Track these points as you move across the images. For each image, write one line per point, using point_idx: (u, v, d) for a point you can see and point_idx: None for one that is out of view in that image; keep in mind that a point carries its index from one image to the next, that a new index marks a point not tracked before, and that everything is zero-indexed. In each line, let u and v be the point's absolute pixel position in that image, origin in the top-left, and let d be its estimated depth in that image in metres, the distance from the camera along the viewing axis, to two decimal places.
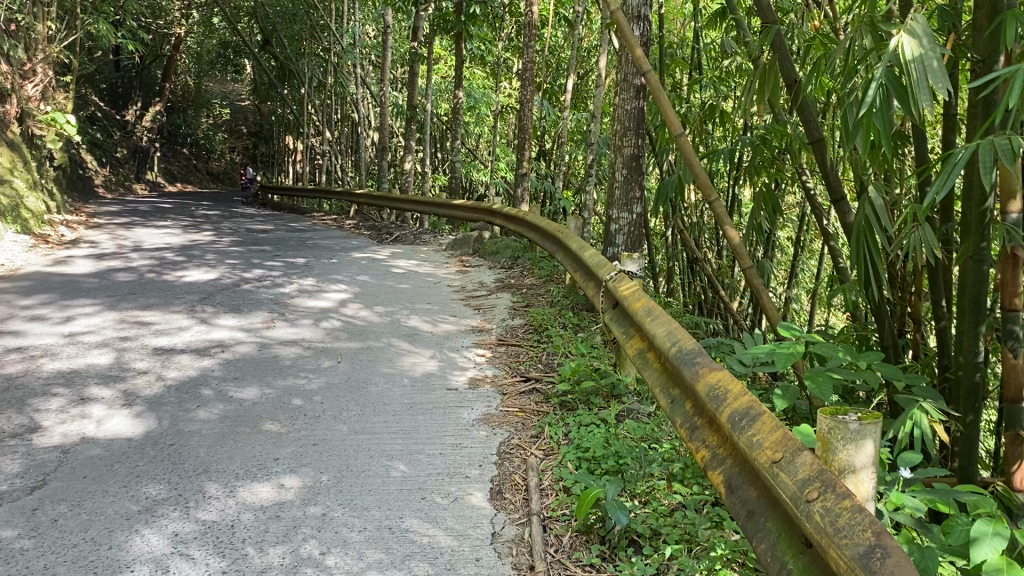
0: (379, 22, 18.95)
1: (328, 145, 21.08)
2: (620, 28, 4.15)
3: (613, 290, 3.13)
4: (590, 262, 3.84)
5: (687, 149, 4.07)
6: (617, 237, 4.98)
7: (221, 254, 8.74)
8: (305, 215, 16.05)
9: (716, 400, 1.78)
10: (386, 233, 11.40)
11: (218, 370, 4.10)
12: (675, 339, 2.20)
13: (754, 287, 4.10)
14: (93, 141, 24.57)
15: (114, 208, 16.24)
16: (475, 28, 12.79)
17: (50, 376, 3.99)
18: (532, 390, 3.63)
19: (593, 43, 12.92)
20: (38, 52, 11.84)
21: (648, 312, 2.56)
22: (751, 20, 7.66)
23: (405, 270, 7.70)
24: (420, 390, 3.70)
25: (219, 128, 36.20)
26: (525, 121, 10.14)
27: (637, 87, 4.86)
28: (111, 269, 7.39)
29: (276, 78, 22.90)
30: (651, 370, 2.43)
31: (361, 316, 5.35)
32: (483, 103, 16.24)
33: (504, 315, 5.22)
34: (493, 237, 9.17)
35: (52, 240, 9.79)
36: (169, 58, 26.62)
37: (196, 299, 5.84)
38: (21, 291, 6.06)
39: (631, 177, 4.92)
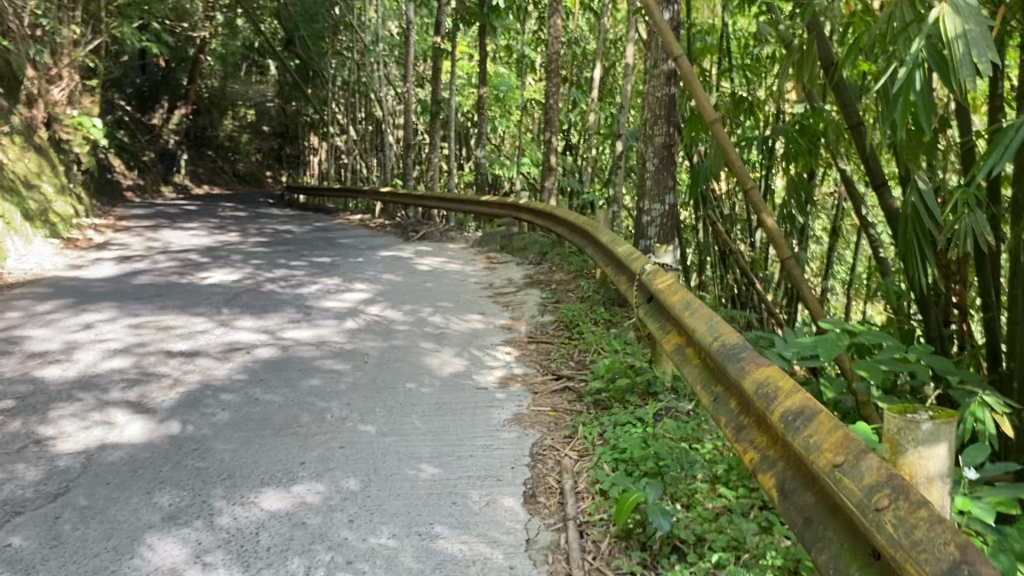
0: (402, 20, 18.89)
1: (353, 144, 21.09)
2: (651, 13, 4.00)
3: (647, 284, 2.99)
4: (622, 254, 3.70)
5: (722, 137, 3.92)
6: (649, 229, 4.84)
7: (248, 255, 8.74)
8: (331, 215, 16.05)
9: (765, 397, 1.65)
10: (412, 230, 11.35)
11: (241, 373, 4.04)
12: (717, 332, 2.07)
13: (794, 281, 3.95)
14: (121, 145, 24.82)
15: (142, 211, 16.37)
16: (498, 22, 12.68)
17: (73, 382, 3.96)
18: (564, 388, 3.52)
19: (619, 34, 12.75)
20: (65, 57, 11.92)
21: (686, 305, 2.43)
22: (781, 6, 7.46)
23: (431, 268, 7.62)
24: (450, 391, 3.60)
25: (246, 130, 36.46)
26: (551, 115, 10.01)
27: (667, 74, 4.72)
28: (136, 272, 7.39)
29: (301, 79, 22.95)
30: (690, 366, 2.31)
31: (386, 315, 5.26)
32: (508, 98, 16.12)
33: (533, 312, 5.10)
34: (521, 232, 9.07)
35: (81, 244, 9.86)
36: (194, 61, 26.81)
37: (221, 301, 5.81)
38: (46, 298, 6.06)
39: (663, 166, 4.77)
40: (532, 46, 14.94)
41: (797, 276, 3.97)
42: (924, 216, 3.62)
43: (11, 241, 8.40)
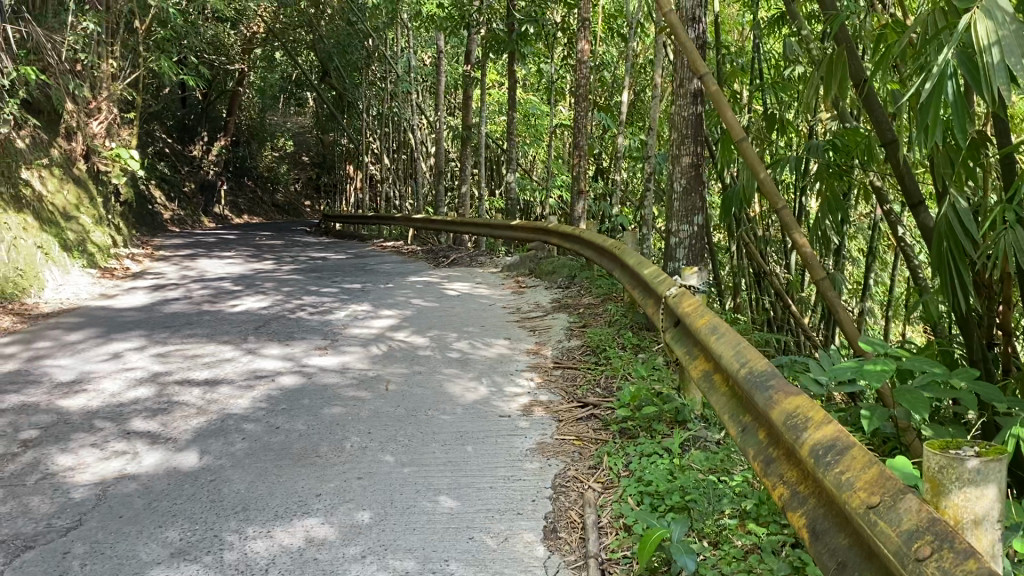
0: (434, 49, 19.04)
1: (387, 172, 21.24)
2: (674, 30, 3.88)
3: (673, 307, 2.88)
4: (649, 277, 3.58)
5: (752, 157, 3.79)
6: (677, 251, 4.72)
7: (279, 282, 8.76)
8: (365, 242, 16.12)
9: (794, 430, 1.52)
10: (442, 256, 11.32)
11: (263, 402, 3.98)
12: (744, 359, 1.95)
13: (830, 304, 3.79)
14: (161, 176, 25.29)
15: (180, 241, 16.60)
16: (527, 48, 12.68)
17: (96, 411, 3.94)
18: (590, 416, 3.40)
19: (648, 58, 12.67)
20: (103, 90, 12.16)
21: (713, 329, 2.30)
22: (812, 23, 7.33)
23: (459, 293, 7.54)
24: (472, 419, 3.50)
25: (284, 160, 37.02)
26: (580, 138, 9.93)
27: (694, 93, 4.59)
28: (168, 301, 7.43)
29: (335, 109, 23.22)
30: (718, 394, 2.18)
31: (411, 341, 5.18)
32: (539, 122, 16.13)
33: (559, 336, 4.99)
34: (551, 256, 8.97)
35: (117, 274, 9.98)
36: (232, 93, 27.33)
37: (248, 329, 5.79)
38: (78, 328, 6.11)
39: (691, 187, 4.66)
40: (563, 70, 14.95)
41: (833, 298, 3.82)
42: (961, 232, 3.46)
43: (48, 272, 8.52)
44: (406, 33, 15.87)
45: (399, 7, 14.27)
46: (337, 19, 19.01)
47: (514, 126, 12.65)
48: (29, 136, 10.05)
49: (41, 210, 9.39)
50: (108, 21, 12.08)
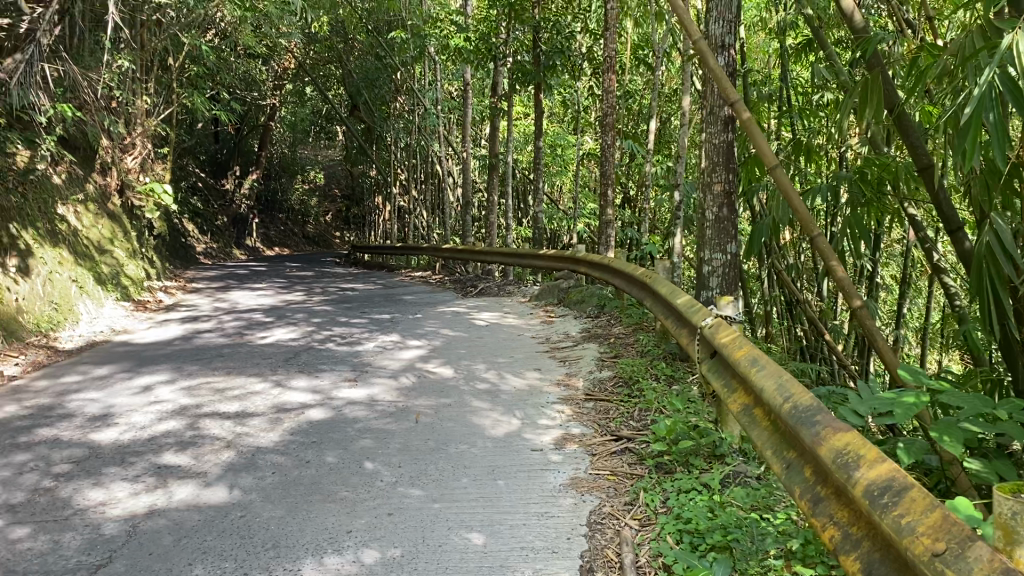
0: (460, 82, 19.21)
1: (415, 203, 21.38)
2: (704, 58, 3.84)
3: (710, 339, 2.81)
4: (683, 307, 3.51)
5: (786, 184, 3.72)
6: (711, 280, 4.65)
7: (309, 313, 8.80)
8: (393, 273, 16.19)
9: (846, 468, 1.45)
10: (471, 286, 11.30)
11: (293, 435, 3.95)
12: (788, 393, 1.88)
13: (869, 333, 3.70)
14: (194, 210, 25.67)
15: (212, 273, 16.79)
16: (554, 78, 12.72)
17: (127, 445, 3.94)
18: (624, 449, 3.33)
19: (675, 86, 12.65)
20: (137, 126, 12.48)
21: (753, 361, 2.24)
22: (841, 51, 7.27)
23: (489, 323, 7.51)
24: (503, 453, 3.44)
25: (313, 192, 37.50)
26: (608, 167, 9.91)
27: (725, 120, 4.55)
28: (199, 333, 7.48)
29: (364, 142, 23.45)
30: (759, 429, 2.11)
31: (440, 373, 5.14)
32: (566, 151, 16.17)
33: (590, 367, 4.92)
34: (580, 285, 8.92)
35: (150, 306, 10.09)
36: (263, 128, 27.77)
37: (278, 361, 5.79)
38: (111, 363, 6.16)
39: (723, 215, 4.60)
40: (590, 100, 14.98)
41: (873, 328, 3.72)
42: (1002, 255, 3.36)
43: (83, 305, 8.63)
44: (434, 66, 16.03)
45: (426, 41, 14.44)
46: (365, 53, 19.28)
47: (541, 156, 12.67)
48: (66, 172, 10.23)
49: (76, 245, 9.53)
50: (143, 59, 12.33)
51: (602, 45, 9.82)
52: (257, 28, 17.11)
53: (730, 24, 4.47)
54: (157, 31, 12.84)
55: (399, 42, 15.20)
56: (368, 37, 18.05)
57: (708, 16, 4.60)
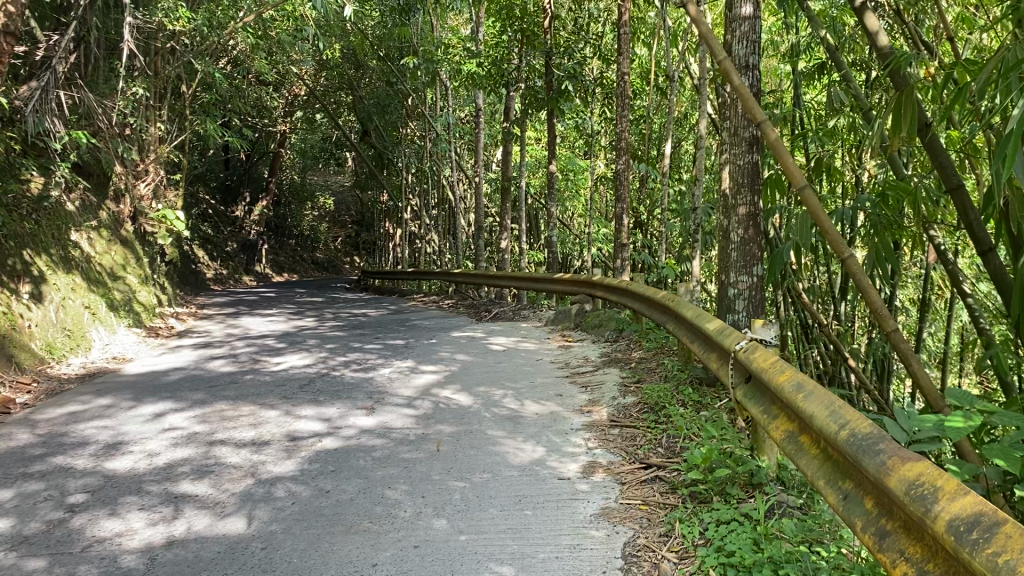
0: (471, 108, 19.25)
1: (426, 228, 21.36)
2: (729, 77, 3.77)
3: (747, 363, 2.71)
4: (713, 332, 3.42)
5: (816, 206, 3.64)
6: (737, 303, 4.57)
7: (322, 339, 8.73)
8: (405, 298, 16.14)
9: (922, 501, 1.35)
10: (484, 311, 11.22)
11: (312, 463, 3.87)
12: (843, 420, 1.78)
13: (904, 357, 3.60)
14: (205, 237, 25.75)
15: (223, 299, 16.78)
16: (566, 103, 12.70)
17: (143, 475, 3.86)
18: (655, 478, 3.23)
19: (689, 109, 12.61)
20: (150, 152, 12.50)
21: (797, 387, 2.14)
22: (861, 73, 7.20)
23: (504, 348, 7.42)
24: (529, 481, 3.34)
25: (323, 219, 37.64)
26: (622, 190, 9.84)
27: (750, 140, 4.47)
28: (212, 360, 7.42)
29: (375, 168, 23.51)
30: (808, 458, 2.01)
31: (458, 399, 5.05)
32: (578, 176, 16.15)
33: (613, 393, 4.81)
34: (595, 309, 8.83)
35: (162, 333, 10.05)
36: (274, 155, 27.91)
37: (293, 389, 5.72)
38: (124, 391, 6.09)
39: (748, 237, 4.52)
40: (602, 125, 14.96)
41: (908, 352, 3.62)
42: None
43: (96, 331, 8.58)
44: (445, 92, 16.06)
45: (438, 67, 14.50)
46: (376, 80, 19.38)
47: (554, 181, 12.59)
48: (80, 199, 10.24)
49: (89, 271, 9.51)
50: (156, 86, 12.39)
51: (616, 70, 9.81)
52: (270, 55, 17.23)
53: (754, 44, 4.42)
54: (171, 59, 12.91)
55: (411, 68, 15.26)
56: (379, 63, 18.15)
57: (731, 36, 4.56)
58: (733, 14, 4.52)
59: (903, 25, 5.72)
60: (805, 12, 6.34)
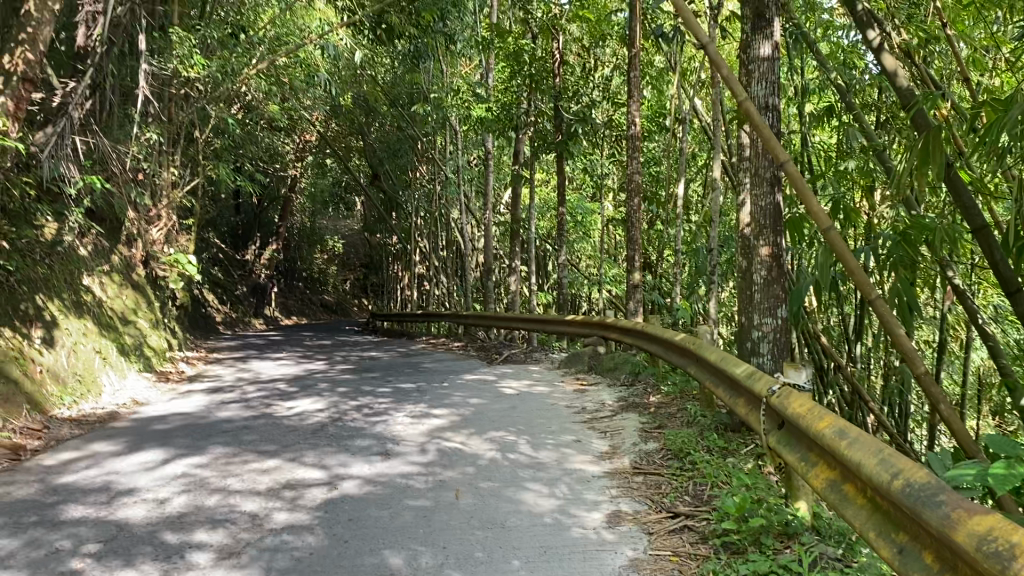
0: (481, 151, 19.36)
1: (435, 270, 21.37)
2: (751, 117, 3.75)
3: (780, 407, 2.64)
4: (741, 376, 3.34)
5: (842, 247, 3.58)
6: (761, 346, 4.49)
7: (333, 383, 8.66)
8: (414, 340, 16.08)
9: (997, 557, 1.27)
10: (496, 353, 11.14)
11: (329, 511, 3.79)
12: (895, 468, 1.70)
13: (935, 400, 3.54)
14: (214, 281, 25.84)
15: (232, 343, 16.74)
16: (576, 146, 12.73)
17: (157, 524, 3.79)
18: (684, 527, 3.14)
19: (699, 151, 12.63)
20: (163, 197, 12.59)
21: (839, 433, 2.07)
22: (874, 113, 7.19)
23: (518, 391, 7.34)
24: (554, 530, 3.25)
25: (332, 262, 37.77)
26: (634, 231, 9.81)
27: (771, 181, 4.44)
28: (223, 404, 7.36)
29: (384, 211, 23.61)
30: (854, 508, 1.93)
31: (475, 444, 4.98)
32: (587, 218, 16.18)
33: (633, 438, 4.72)
34: (609, 351, 8.74)
35: (172, 377, 10.00)
36: (284, 199, 28.10)
37: (307, 435, 5.65)
38: (135, 438, 6.03)
39: (772, 279, 4.46)
40: (611, 167, 15.01)
41: (937, 395, 3.56)
42: None
43: (107, 376, 8.54)
44: (456, 135, 16.18)
45: (448, 112, 14.63)
46: (387, 125, 19.57)
47: (564, 224, 12.60)
48: (93, 243, 10.26)
49: (101, 316, 9.49)
50: (170, 131, 12.51)
51: (627, 114, 9.84)
52: (282, 101, 17.43)
53: (773, 86, 4.44)
54: (185, 105, 13.04)
55: (421, 113, 15.41)
56: (390, 109, 18.35)
57: (749, 78, 4.58)
58: (751, 56, 4.54)
59: (916, 67, 5.72)
60: (817, 55, 6.36)
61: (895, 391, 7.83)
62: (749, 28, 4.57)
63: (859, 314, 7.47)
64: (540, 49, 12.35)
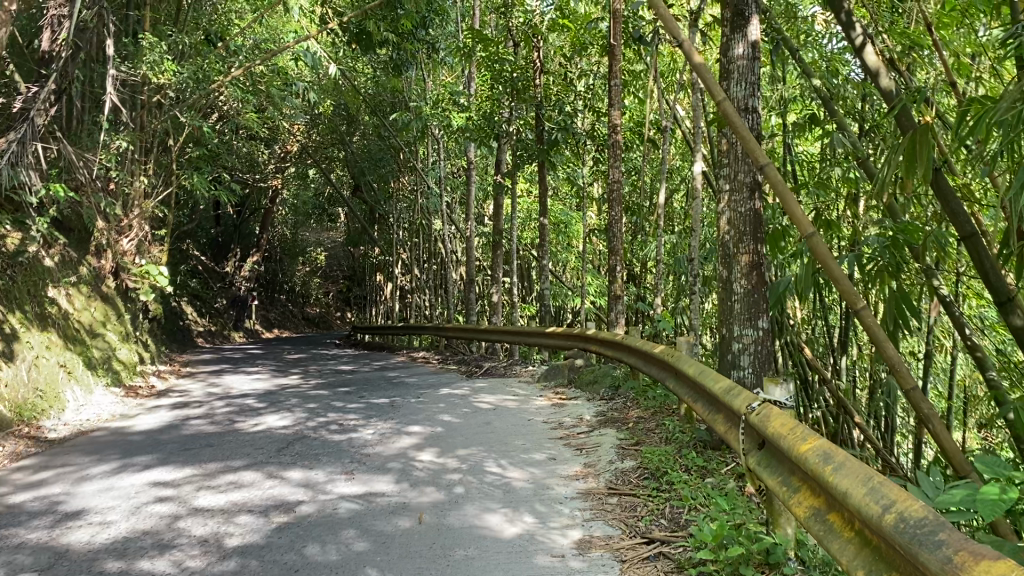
0: (462, 161, 19.18)
1: (417, 282, 21.11)
2: (728, 116, 3.55)
3: (760, 426, 2.42)
4: (720, 391, 3.13)
5: (824, 253, 3.37)
6: (742, 359, 4.31)
7: (305, 397, 8.41)
8: (395, 353, 15.83)
9: None
10: (475, 366, 10.90)
11: (284, 535, 3.55)
12: (886, 501, 1.49)
13: (924, 415, 3.36)
14: (192, 293, 25.47)
15: (209, 356, 16.39)
16: (558, 156, 12.54)
17: (99, 550, 3.54)
18: (659, 554, 2.93)
19: (683, 162, 12.50)
20: (135, 207, 12.28)
21: (823, 456, 1.86)
22: (857, 119, 7.04)
23: (495, 406, 7.11)
24: (520, 558, 3.03)
25: (315, 274, 37.42)
26: (615, 241, 9.60)
27: (750, 186, 4.28)
28: (188, 421, 7.10)
29: (367, 222, 23.35)
30: (840, 542, 1.72)
31: (444, 462, 4.76)
32: (569, 229, 16.01)
33: (609, 456, 4.50)
34: (589, 364, 8.51)
35: (141, 391, 9.72)
36: (265, 210, 27.77)
37: (272, 452, 5.41)
38: (92, 455, 5.75)
39: (753, 288, 4.28)
40: (593, 178, 14.85)
41: (926, 410, 3.37)
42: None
43: (71, 391, 8.24)
44: (437, 144, 15.98)
45: (428, 122, 14.43)
46: (368, 135, 19.33)
47: (546, 235, 12.39)
48: (59, 254, 9.97)
49: (66, 328, 9.20)
50: (142, 140, 12.25)
51: (607, 122, 9.64)
52: (260, 111, 17.17)
53: (753, 87, 4.27)
54: (158, 113, 12.78)
55: (401, 122, 15.17)
56: (371, 118, 18.13)
57: (726, 78, 4.40)
58: (729, 57, 4.37)
59: (900, 71, 5.57)
60: (796, 61, 6.21)
61: (879, 405, 7.66)
62: (727, 27, 4.39)
63: (844, 325, 7.29)
64: (522, 58, 12.19)
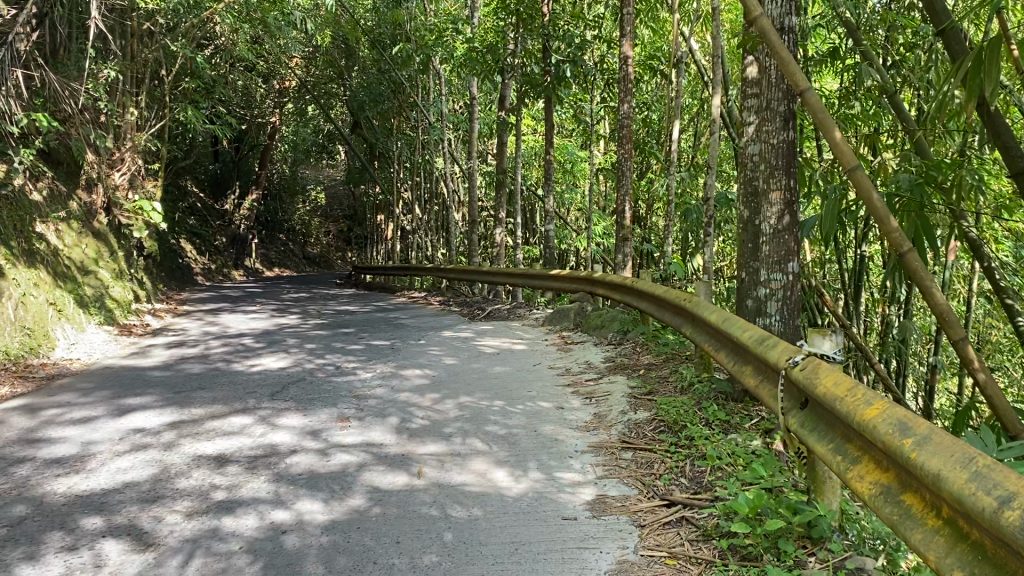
0: (465, 96, 18.62)
1: (419, 221, 20.66)
2: (767, 35, 3.16)
3: (805, 382, 2.13)
4: (751, 340, 2.82)
5: (867, 188, 3.03)
6: (768, 305, 4.00)
7: (303, 338, 8.14)
8: (395, 294, 15.54)
9: None
10: (477, 308, 10.62)
11: (273, 489, 3.29)
12: (1001, 491, 1.20)
13: (970, 365, 3.09)
14: (191, 231, 25.04)
15: (207, 295, 16.08)
16: (565, 90, 12.01)
17: (75, 502, 3.28)
18: (680, 520, 2.68)
19: (695, 98, 12.01)
20: (127, 140, 11.77)
21: (898, 425, 1.57)
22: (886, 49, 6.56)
23: (498, 350, 6.84)
24: (531, 521, 2.76)
25: (315, 213, 37.02)
26: (623, 179, 9.22)
27: (784, 116, 3.91)
28: (181, 360, 6.85)
29: (367, 159, 22.83)
30: (924, 531, 1.44)
31: (444, 410, 4.51)
32: (575, 167, 15.58)
33: (620, 406, 4.23)
34: (597, 307, 8.21)
35: (137, 330, 9.48)
36: (263, 147, 27.16)
37: (265, 396, 5.16)
38: (76, 396, 5.48)
39: (784, 228, 3.94)
40: (601, 114, 14.33)
41: (972, 358, 3.10)
42: None
43: (61, 329, 7.98)
44: (439, 78, 15.42)
45: (430, 54, 13.83)
46: (368, 68, 18.68)
47: (552, 173, 11.94)
48: (47, 188, 9.62)
49: (56, 265, 8.90)
50: (132, 70, 11.71)
51: (618, 54, 9.14)
52: (256, 42, 16.50)
53: (790, 4, 3.89)
54: (147, 41, 12.18)
55: (401, 53, 14.58)
56: (371, 51, 17.49)
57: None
58: None
59: None
60: None
61: (894, 351, 7.40)
62: None
63: (861, 270, 6.96)
64: None
